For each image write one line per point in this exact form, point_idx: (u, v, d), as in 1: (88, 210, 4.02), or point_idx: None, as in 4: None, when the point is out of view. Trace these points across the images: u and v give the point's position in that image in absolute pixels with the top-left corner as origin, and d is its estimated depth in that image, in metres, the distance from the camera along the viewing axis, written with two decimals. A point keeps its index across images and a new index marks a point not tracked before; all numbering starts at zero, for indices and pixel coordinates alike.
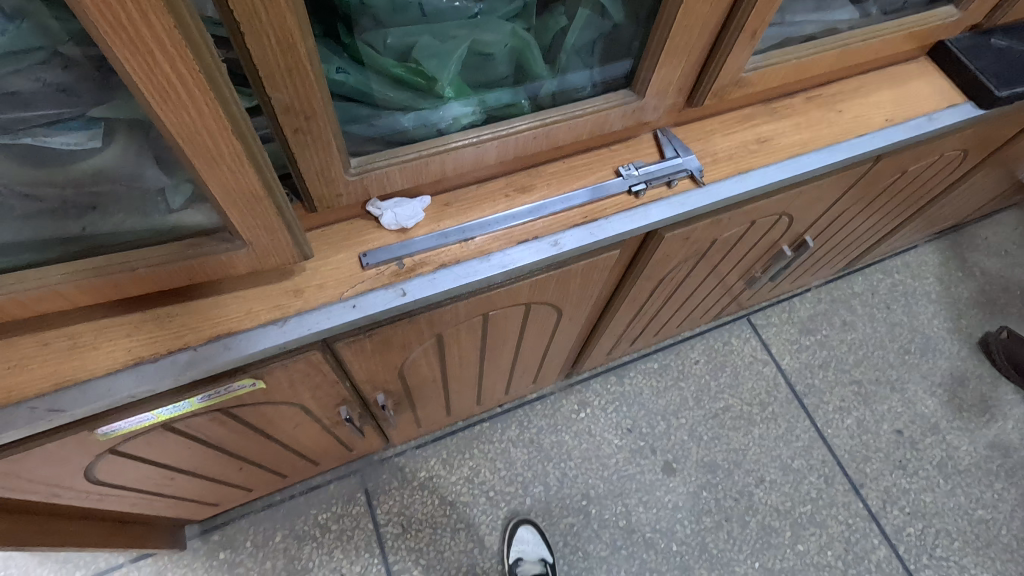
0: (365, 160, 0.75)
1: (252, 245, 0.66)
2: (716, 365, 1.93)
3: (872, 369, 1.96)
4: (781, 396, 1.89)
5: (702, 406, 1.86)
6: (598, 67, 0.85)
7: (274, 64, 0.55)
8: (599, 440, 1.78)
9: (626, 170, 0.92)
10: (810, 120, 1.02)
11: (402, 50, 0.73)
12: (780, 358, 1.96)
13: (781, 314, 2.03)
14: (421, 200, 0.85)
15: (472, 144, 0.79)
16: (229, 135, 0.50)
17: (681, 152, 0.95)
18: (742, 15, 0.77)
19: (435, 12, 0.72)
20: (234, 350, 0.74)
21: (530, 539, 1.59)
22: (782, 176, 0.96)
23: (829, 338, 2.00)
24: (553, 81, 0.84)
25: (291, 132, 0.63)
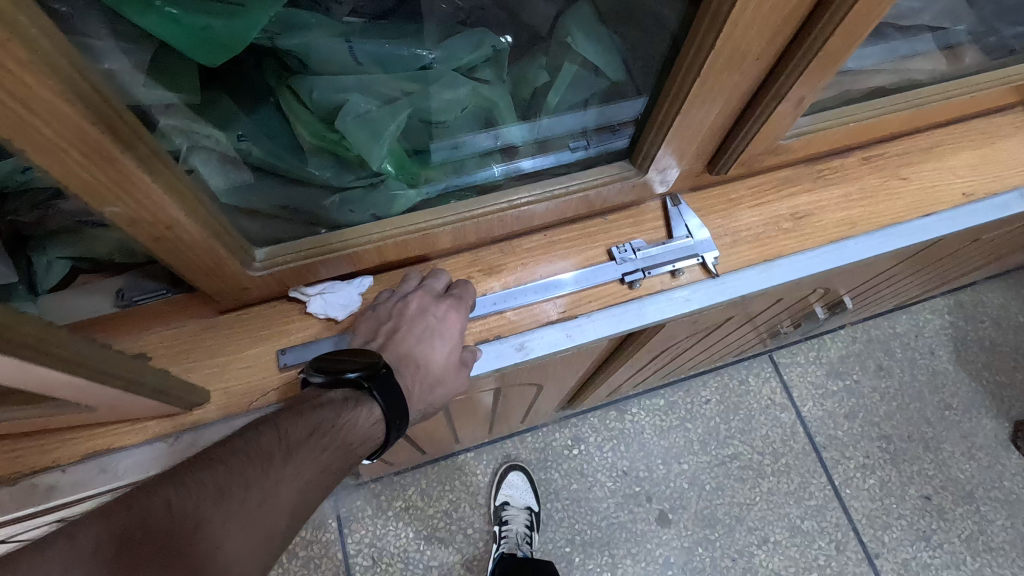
0: (276, 251, 0.59)
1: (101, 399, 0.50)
2: (729, 407, 1.75)
3: (905, 424, 1.75)
4: (797, 447, 1.71)
5: (707, 452, 1.69)
6: (596, 106, 0.66)
7: (91, 180, 0.39)
8: (590, 482, 1.64)
9: (619, 252, 0.74)
10: (865, 188, 0.81)
11: (328, 108, 0.56)
12: (802, 404, 1.77)
13: (808, 352, 1.83)
14: (360, 283, 0.69)
15: (419, 232, 0.62)
16: None
17: (693, 230, 0.75)
18: (787, 78, 0.56)
19: (373, 59, 0.56)
20: (110, 474, 0.61)
21: (520, 482, 1.60)
22: (819, 266, 0.76)
23: (860, 384, 1.79)
24: (523, 130, 0.66)
25: (150, 241, 0.48)
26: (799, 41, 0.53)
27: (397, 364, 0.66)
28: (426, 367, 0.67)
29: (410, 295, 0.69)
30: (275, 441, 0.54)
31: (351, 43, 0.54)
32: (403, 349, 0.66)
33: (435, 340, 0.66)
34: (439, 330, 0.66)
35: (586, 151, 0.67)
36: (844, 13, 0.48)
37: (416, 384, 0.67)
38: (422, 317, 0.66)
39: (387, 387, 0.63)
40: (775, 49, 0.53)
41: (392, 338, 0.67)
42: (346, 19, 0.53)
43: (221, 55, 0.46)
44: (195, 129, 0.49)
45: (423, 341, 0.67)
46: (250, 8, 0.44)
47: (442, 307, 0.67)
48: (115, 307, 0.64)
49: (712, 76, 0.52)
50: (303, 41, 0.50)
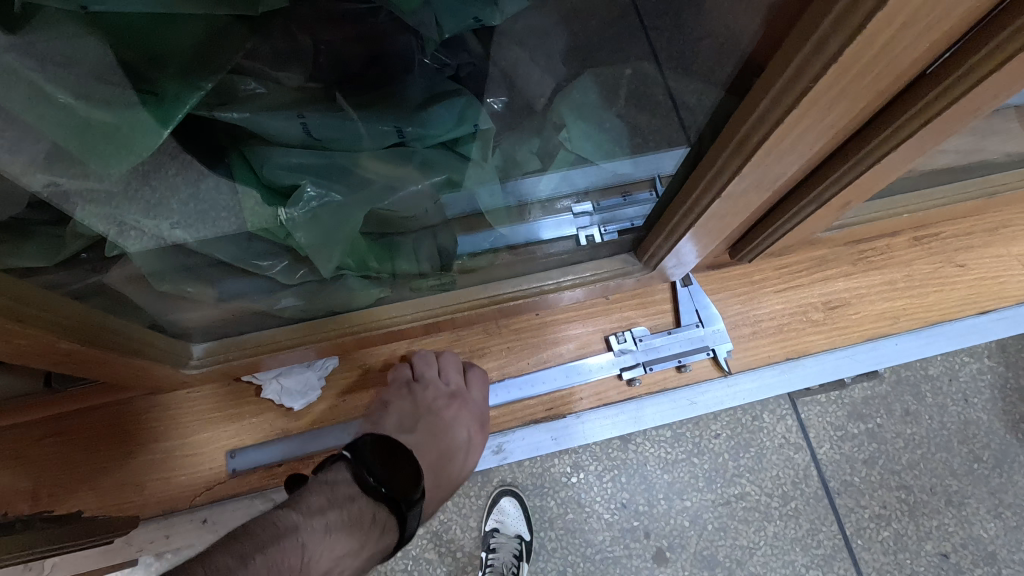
0: (216, 347, 0.55)
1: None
2: (750, 452, 0.84)
3: (937, 488, 0.84)
4: (819, 502, 0.83)
5: (728, 492, 0.83)
6: (607, 172, 0.56)
7: None
8: (579, 526, 0.82)
9: (619, 343, 0.65)
10: (914, 274, 0.70)
11: (280, 188, 0.45)
12: (821, 458, 0.84)
13: (837, 395, 0.88)
14: (323, 366, 0.62)
15: (404, 322, 0.60)
16: None
17: (705, 318, 0.66)
18: (825, 187, 0.46)
19: (338, 134, 0.43)
20: (37, 570, 0.57)
21: (517, 511, 0.81)
22: (849, 369, 0.67)
23: (894, 434, 0.85)
24: (505, 194, 0.53)
25: (49, 364, 0.41)
26: (839, 156, 0.43)
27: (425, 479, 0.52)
28: (442, 489, 0.55)
29: (450, 398, 0.59)
30: (296, 569, 0.39)
31: (304, 117, 0.41)
32: (437, 449, 0.54)
33: (459, 460, 0.57)
34: (466, 448, 0.57)
35: (590, 228, 0.60)
36: (897, 141, 0.39)
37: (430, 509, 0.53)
38: (459, 427, 0.57)
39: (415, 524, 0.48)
40: (815, 160, 0.43)
41: (432, 434, 0.55)
42: (300, 87, 0.41)
43: (106, 156, 0.35)
44: (121, 222, 0.40)
45: (452, 453, 0.56)
46: (168, 97, 0.35)
47: (477, 427, 0.59)
48: (43, 392, 0.54)
49: (736, 195, 0.43)
50: (248, 116, 0.39)
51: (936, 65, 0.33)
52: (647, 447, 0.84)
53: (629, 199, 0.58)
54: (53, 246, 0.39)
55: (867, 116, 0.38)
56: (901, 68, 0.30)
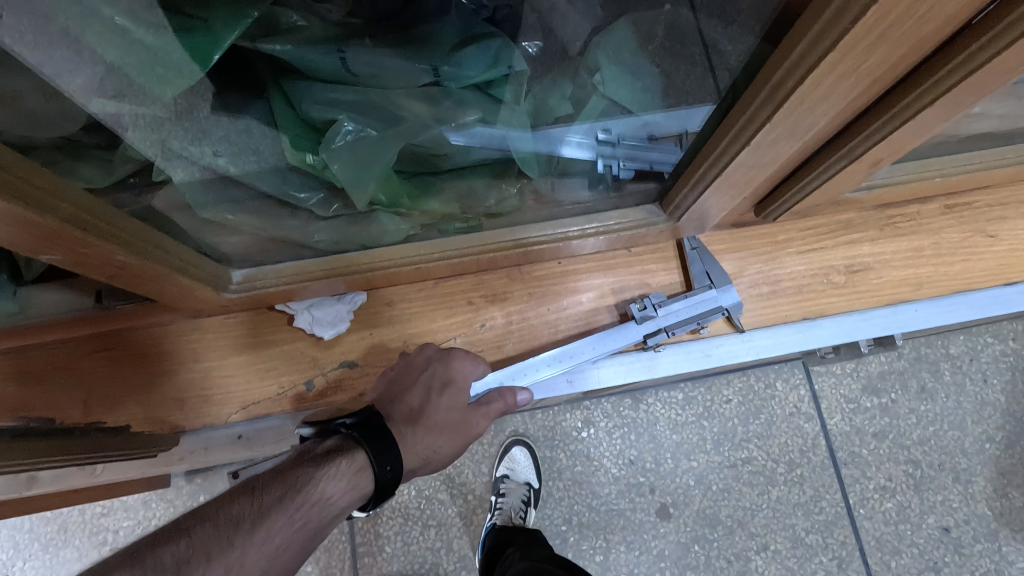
0: (253, 275, 0.58)
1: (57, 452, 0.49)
2: (757, 414, 0.91)
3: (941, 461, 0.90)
4: (822, 470, 0.89)
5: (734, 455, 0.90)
6: (627, 130, 0.56)
7: (42, 244, 0.36)
8: (588, 475, 0.90)
9: (639, 311, 0.64)
10: (941, 243, 0.70)
11: (319, 122, 0.47)
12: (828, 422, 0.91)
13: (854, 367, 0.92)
14: (352, 300, 0.64)
15: (435, 259, 0.62)
16: None
17: (716, 278, 0.66)
18: (858, 142, 0.46)
19: (372, 72, 0.45)
20: (88, 471, 0.62)
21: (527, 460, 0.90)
22: (865, 332, 0.68)
23: (904, 411, 0.91)
24: (536, 140, 0.53)
25: (104, 277, 0.44)
26: (874, 111, 0.43)
27: (393, 417, 0.55)
28: (424, 420, 0.55)
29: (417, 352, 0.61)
30: (246, 508, 0.44)
31: (344, 52, 0.42)
32: (403, 396, 0.57)
33: (442, 390, 0.57)
34: (444, 380, 0.58)
35: (610, 162, 0.57)
36: (938, 91, 0.38)
37: (409, 438, 0.54)
38: (426, 369, 0.59)
39: (377, 435, 0.51)
40: (850, 112, 0.43)
41: (398, 383, 0.58)
42: (339, 22, 0.40)
43: (158, 79, 0.36)
44: (170, 144, 0.41)
45: (426, 390, 0.57)
46: (215, 26, 0.36)
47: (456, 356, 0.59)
48: (93, 308, 0.58)
49: (765, 144, 0.43)
50: (290, 49, 0.41)
51: (983, 15, 0.32)
52: (657, 408, 0.90)
53: (654, 141, 0.56)
54: (102, 168, 0.41)
55: (908, 66, 0.37)
56: (941, 17, 0.30)
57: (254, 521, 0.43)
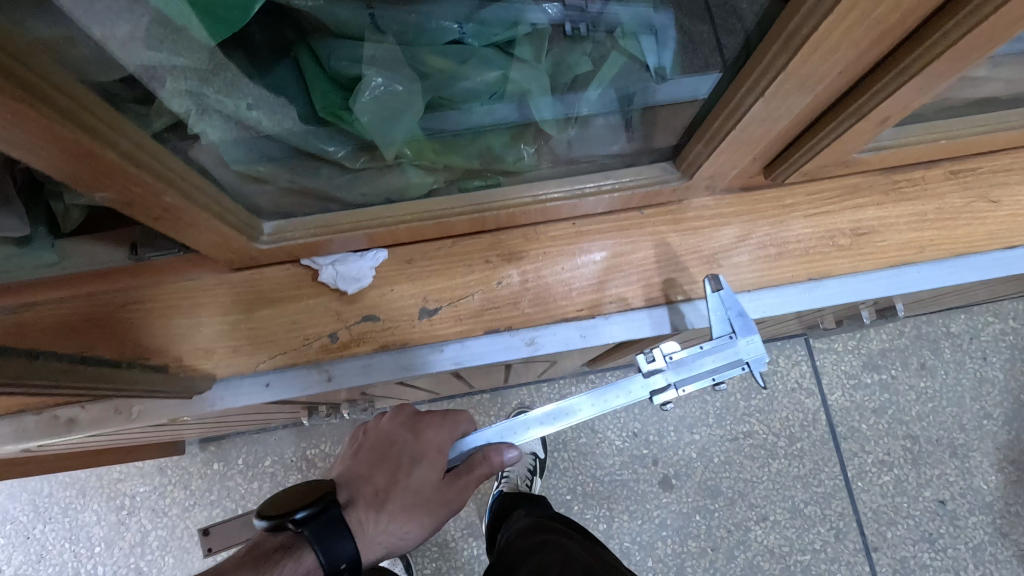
0: (284, 225, 0.59)
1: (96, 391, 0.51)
2: None
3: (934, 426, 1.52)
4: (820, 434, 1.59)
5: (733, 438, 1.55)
6: (643, 94, 0.56)
7: (88, 176, 0.38)
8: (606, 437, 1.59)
9: (648, 364, 0.65)
10: (944, 208, 0.72)
11: (347, 77, 0.49)
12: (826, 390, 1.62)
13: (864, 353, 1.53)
14: (374, 258, 0.67)
15: (461, 215, 0.61)
16: None
17: (738, 327, 0.66)
18: (867, 98, 0.48)
19: (399, 27, 0.48)
20: (124, 415, 0.64)
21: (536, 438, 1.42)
22: (869, 292, 0.70)
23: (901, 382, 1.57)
24: (555, 104, 0.56)
25: (150, 222, 0.46)
26: (886, 65, 0.45)
27: (368, 491, 0.74)
28: (395, 493, 0.73)
29: (396, 426, 0.79)
30: None
31: (372, 8, 0.45)
32: (381, 466, 0.76)
33: (410, 467, 0.74)
34: (413, 457, 0.75)
35: (622, 91, 0.56)
36: (963, 32, 0.39)
37: (372, 514, 0.72)
38: (399, 440, 0.77)
39: (325, 538, 0.61)
40: (865, 62, 0.45)
41: (379, 454, 0.77)
42: None
43: (208, 23, 0.37)
44: (206, 92, 0.42)
45: (397, 464, 0.75)
46: None
47: (427, 431, 0.77)
48: (128, 259, 0.61)
49: (780, 94, 0.45)
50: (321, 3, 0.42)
51: None
52: None
53: (669, 52, 0.52)
54: (138, 120, 0.42)
55: (926, 10, 0.38)
56: None
57: None
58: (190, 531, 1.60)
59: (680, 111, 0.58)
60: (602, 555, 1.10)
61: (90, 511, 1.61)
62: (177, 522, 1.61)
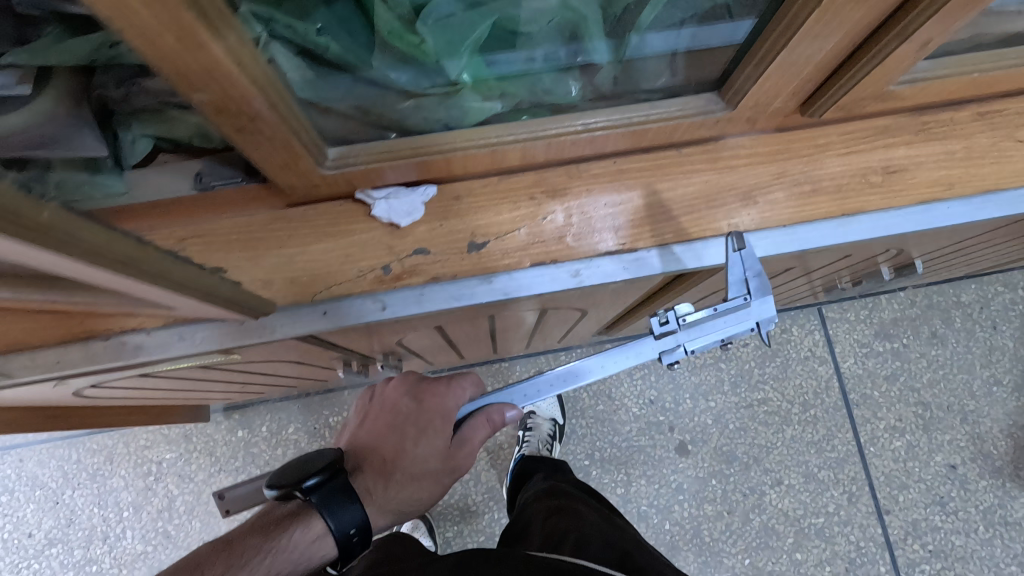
0: (347, 150, 0.61)
1: (179, 305, 0.54)
2: (767, 353, 1.74)
3: (934, 393, 1.72)
4: (829, 401, 1.72)
5: (736, 393, 1.72)
6: (693, 23, 0.58)
7: (194, 71, 0.41)
8: (617, 405, 1.71)
9: (662, 325, 0.70)
10: (973, 147, 0.74)
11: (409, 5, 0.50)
12: (841, 359, 1.75)
13: (858, 311, 1.77)
14: (425, 192, 0.69)
15: (517, 140, 0.63)
16: (112, 257, 0.37)
17: (753, 288, 0.69)
18: (914, 16, 0.51)
19: None
20: (188, 341, 0.67)
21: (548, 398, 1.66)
22: (900, 228, 0.72)
23: (907, 349, 1.75)
24: (605, 48, 0.58)
25: (233, 131, 0.49)
26: None
27: (379, 457, 0.86)
28: (404, 458, 0.85)
29: (403, 397, 0.90)
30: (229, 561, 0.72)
31: None
32: (391, 434, 0.88)
33: (418, 435, 0.86)
34: (420, 426, 0.87)
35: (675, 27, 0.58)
36: None
37: (385, 480, 0.83)
38: (407, 408, 0.89)
39: (332, 500, 0.71)
40: None
41: (388, 423, 0.89)
42: None
43: None
44: (275, 19, 0.45)
45: (405, 432, 0.87)
46: None
47: (433, 400, 0.88)
48: (193, 190, 0.64)
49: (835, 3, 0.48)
50: None
51: None
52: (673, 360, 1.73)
53: None
54: None
55: None
56: None
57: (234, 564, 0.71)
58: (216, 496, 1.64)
59: (728, 41, 0.60)
60: (617, 523, 1.13)
61: (117, 477, 1.65)
62: (202, 487, 1.64)
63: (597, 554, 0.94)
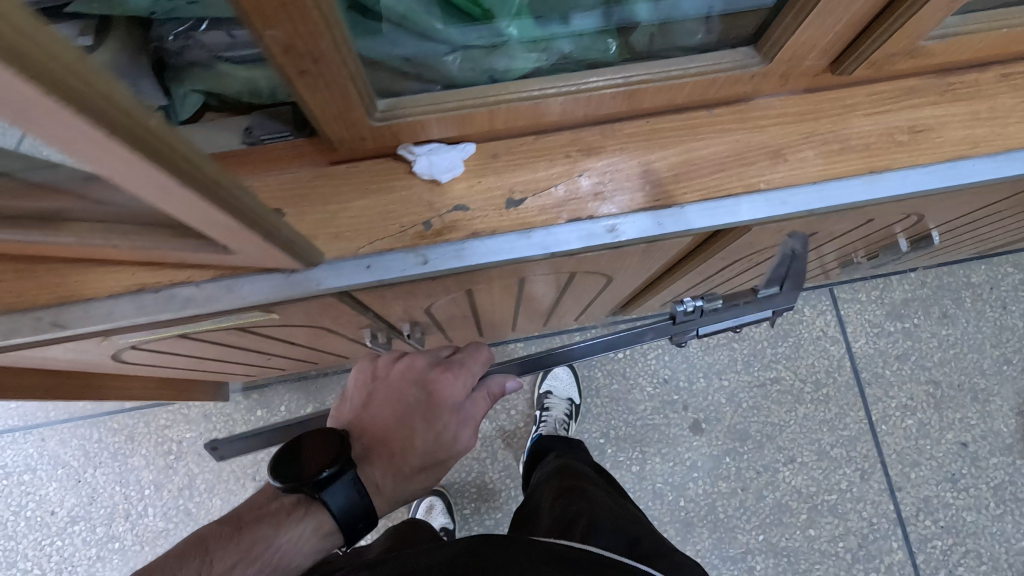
0: (396, 103, 0.62)
1: (239, 249, 0.56)
2: (779, 332, 1.76)
3: (944, 371, 1.74)
4: (842, 380, 1.74)
5: (749, 372, 1.74)
6: None
7: (270, 6, 0.43)
8: (631, 384, 1.73)
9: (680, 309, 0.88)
10: (998, 107, 0.76)
11: None
12: (853, 339, 1.76)
13: (869, 292, 1.79)
14: (463, 149, 0.72)
15: (562, 94, 0.65)
16: (195, 183, 0.40)
17: (789, 285, 0.93)
18: None
19: None
20: (235, 294, 0.69)
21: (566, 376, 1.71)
22: (927, 184, 0.74)
23: (919, 328, 1.77)
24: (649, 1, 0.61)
25: (295, 74, 0.51)
26: None
27: (383, 447, 0.83)
28: (410, 449, 0.83)
29: (409, 382, 0.87)
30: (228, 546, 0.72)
31: None
32: (395, 422, 0.84)
33: (426, 425, 0.84)
34: (428, 416, 0.85)
35: None
36: None
37: (391, 471, 0.81)
38: (413, 396, 0.86)
39: (343, 492, 0.74)
40: None
41: (391, 411, 0.85)
42: None
43: None
44: None
45: (412, 422, 0.84)
46: None
47: (441, 388, 0.86)
48: (243, 144, 0.67)
49: None
50: None
51: None
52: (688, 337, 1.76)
53: None
54: None
55: None
56: None
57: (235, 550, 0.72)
58: (236, 474, 1.66)
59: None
60: (626, 505, 1.14)
61: (139, 456, 1.67)
62: (223, 466, 1.66)
63: (610, 534, 0.94)
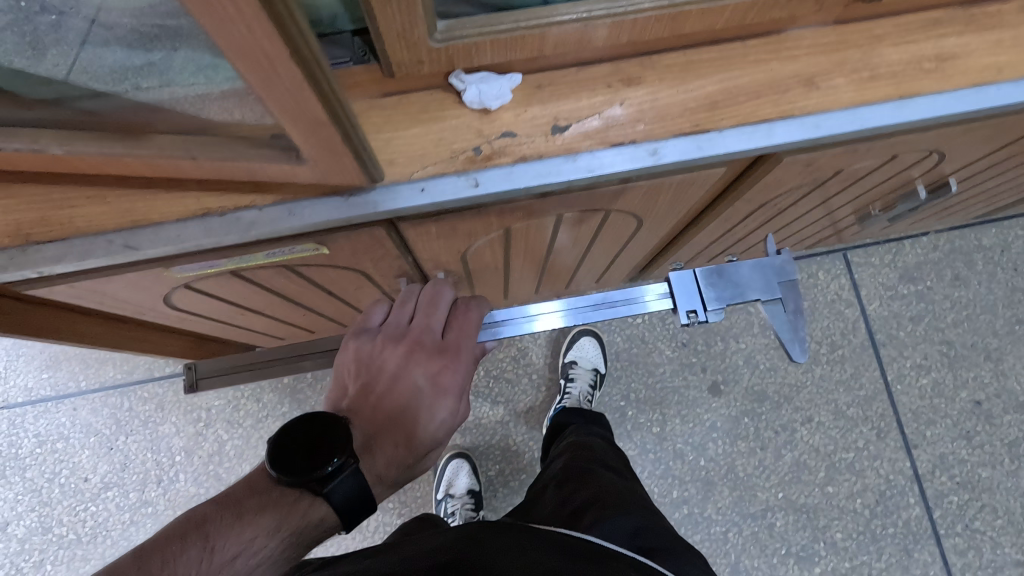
0: (454, 25, 0.66)
1: (313, 158, 0.60)
2: None
3: (956, 332, 1.78)
4: (857, 341, 1.77)
5: (766, 335, 1.77)
6: None
7: None
8: (650, 348, 1.77)
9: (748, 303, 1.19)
10: (1019, 36, 0.79)
11: None
12: (867, 302, 1.80)
13: (882, 255, 1.82)
14: (512, 78, 0.74)
15: (610, 16, 0.68)
16: (296, 67, 0.44)
17: None
18: None
19: None
20: (296, 217, 0.72)
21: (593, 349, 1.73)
22: (955, 108, 0.77)
23: (932, 291, 1.80)
24: None
25: None
26: None
27: (387, 438, 0.86)
28: (413, 434, 0.87)
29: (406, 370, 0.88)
30: (226, 526, 0.75)
31: None
32: (396, 413, 0.87)
33: (427, 410, 0.88)
34: (429, 402, 0.88)
35: None
36: None
37: (397, 461, 0.86)
38: (411, 382, 0.88)
39: (344, 485, 0.77)
40: None
41: (391, 401, 0.87)
42: None
43: None
44: None
45: (414, 411, 0.87)
46: None
47: (440, 372, 0.89)
48: None
49: None
50: None
51: None
52: None
53: None
54: None
55: None
56: None
57: (230, 533, 0.74)
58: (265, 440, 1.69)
59: None
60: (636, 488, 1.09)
61: (169, 424, 1.70)
62: (252, 432, 1.70)
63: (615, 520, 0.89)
